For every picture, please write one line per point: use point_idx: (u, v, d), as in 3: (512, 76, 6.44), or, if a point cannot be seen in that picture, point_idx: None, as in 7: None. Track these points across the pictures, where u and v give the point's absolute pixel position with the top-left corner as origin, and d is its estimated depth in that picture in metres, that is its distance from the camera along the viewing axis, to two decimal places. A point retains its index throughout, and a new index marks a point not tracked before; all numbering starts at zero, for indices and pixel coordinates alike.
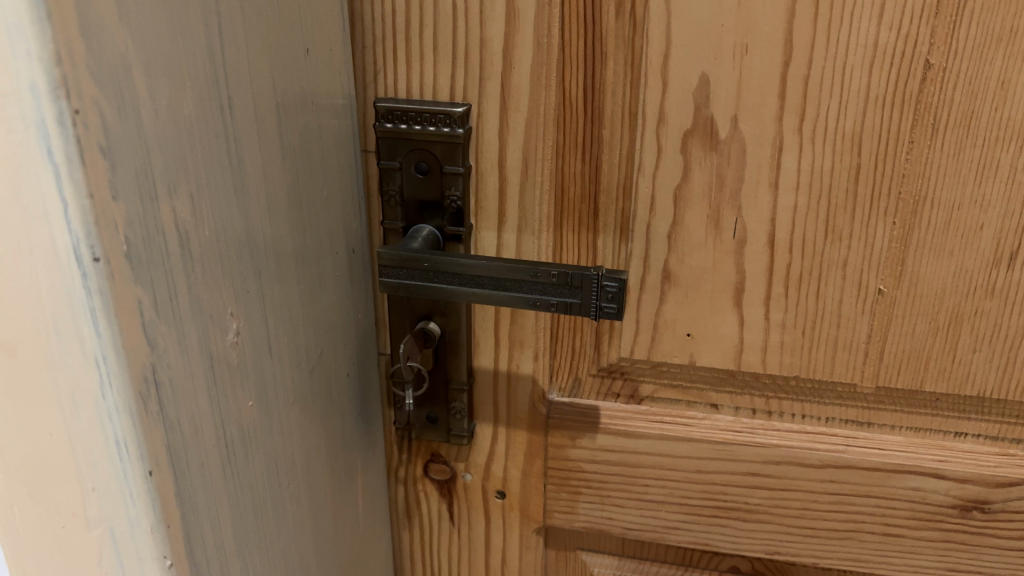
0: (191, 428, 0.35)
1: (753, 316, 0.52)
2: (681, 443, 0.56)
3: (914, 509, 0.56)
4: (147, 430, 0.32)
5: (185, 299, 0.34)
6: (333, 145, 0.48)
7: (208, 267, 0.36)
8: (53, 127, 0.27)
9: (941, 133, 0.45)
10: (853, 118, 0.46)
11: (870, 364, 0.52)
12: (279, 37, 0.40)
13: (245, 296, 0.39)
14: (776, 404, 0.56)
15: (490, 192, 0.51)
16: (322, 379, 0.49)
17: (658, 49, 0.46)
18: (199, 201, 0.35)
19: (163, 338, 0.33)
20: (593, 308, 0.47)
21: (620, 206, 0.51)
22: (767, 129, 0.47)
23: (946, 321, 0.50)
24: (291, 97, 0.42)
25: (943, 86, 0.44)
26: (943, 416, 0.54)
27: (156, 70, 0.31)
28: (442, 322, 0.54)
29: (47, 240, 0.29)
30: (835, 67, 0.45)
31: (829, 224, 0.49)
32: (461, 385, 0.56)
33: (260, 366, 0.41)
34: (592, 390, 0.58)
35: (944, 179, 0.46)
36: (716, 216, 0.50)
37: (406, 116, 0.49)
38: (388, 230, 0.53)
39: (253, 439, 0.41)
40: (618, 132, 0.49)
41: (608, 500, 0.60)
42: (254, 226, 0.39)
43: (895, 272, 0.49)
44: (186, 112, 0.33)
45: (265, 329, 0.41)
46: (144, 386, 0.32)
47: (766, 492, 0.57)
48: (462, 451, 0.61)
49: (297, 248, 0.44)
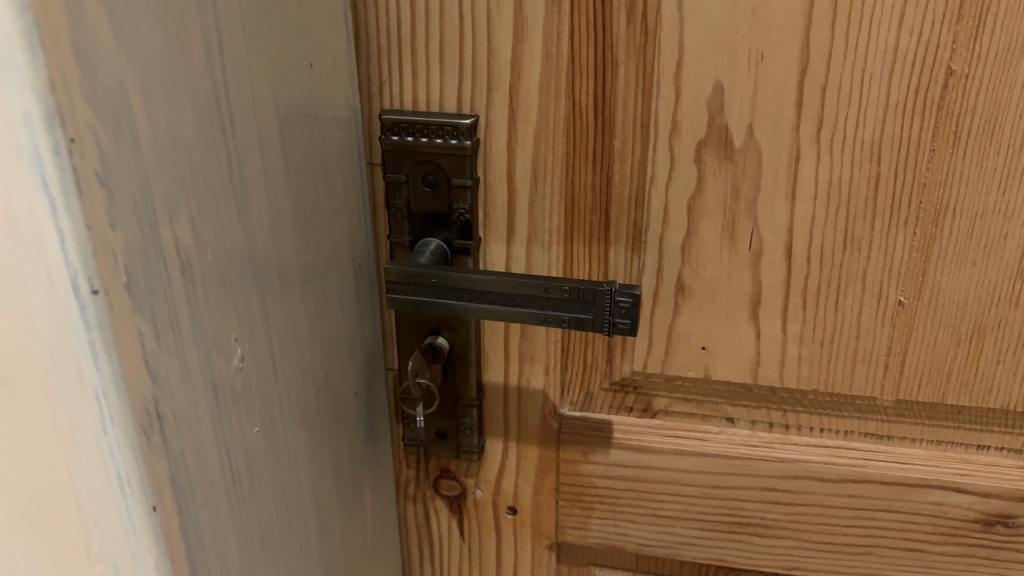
0: (195, 459, 0.34)
1: (770, 328, 0.51)
2: (696, 458, 0.55)
3: (935, 524, 0.54)
4: (150, 465, 0.31)
5: (188, 327, 0.33)
6: (338, 158, 0.47)
7: (211, 291, 0.34)
8: (48, 156, 0.26)
9: (963, 141, 0.44)
10: (872, 126, 0.44)
11: (891, 377, 0.51)
12: (281, 50, 0.39)
13: (250, 319, 0.38)
14: (793, 417, 0.54)
15: (498, 205, 0.50)
16: (328, 398, 0.48)
17: (671, 56, 0.45)
18: (201, 225, 0.33)
19: (165, 369, 0.32)
20: (606, 323, 0.45)
21: (632, 218, 0.50)
22: (784, 137, 0.45)
23: (968, 332, 0.49)
24: (294, 111, 0.41)
25: (966, 93, 0.43)
26: (965, 428, 0.52)
27: (154, 92, 0.30)
28: (451, 336, 0.53)
29: (43, 273, 0.27)
30: (854, 74, 0.43)
31: (848, 234, 0.47)
32: (471, 402, 0.55)
33: (266, 389, 0.40)
34: (605, 404, 0.57)
35: (967, 187, 0.45)
36: (731, 228, 0.48)
37: (412, 128, 0.48)
38: (395, 243, 0.52)
39: (259, 465, 0.40)
40: (630, 141, 0.48)
41: (621, 515, 0.59)
42: (258, 246, 0.38)
43: (916, 283, 0.48)
44: (187, 133, 0.32)
45: (270, 352, 0.40)
46: (146, 419, 0.31)
47: (784, 507, 0.56)
48: (472, 467, 0.60)
49: (302, 267, 0.43)
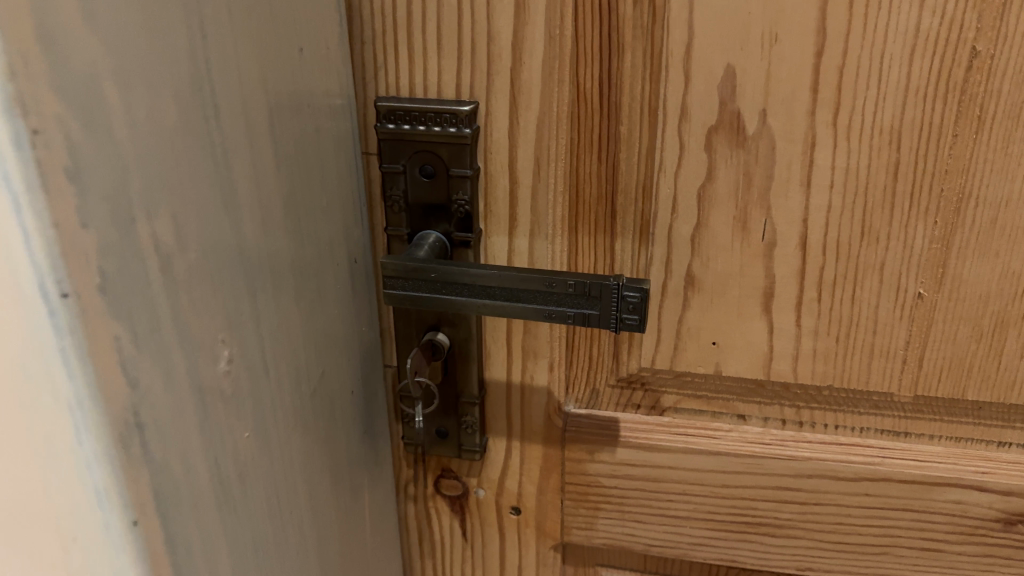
0: (182, 468, 0.32)
1: (783, 322, 0.49)
2: (706, 457, 0.53)
3: (954, 523, 0.53)
4: (131, 477, 0.29)
5: (172, 331, 0.31)
6: (332, 148, 0.45)
7: (196, 291, 0.32)
8: (10, 150, 0.24)
9: (987, 125, 0.42)
10: (892, 111, 0.42)
11: (908, 372, 0.49)
12: (269, 34, 0.37)
13: (239, 319, 0.36)
14: (807, 414, 0.52)
15: (500, 195, 0.48)
16: (323, 398, 0.46)
17: (680, 38, 0.43)
18: (185, 222, 0.31)
19: (147, 374, 0.30)
20: (613, 319, 0.43)
21: (639, 208, 0.48)
22: (799, 123, 0.43)
23: (990, 325, 0.47)
24: (283, 99, 0.39)
25: (991, 75, 0.41)
26: (985, 424, 0.50)
27: (132, 80, 0.28)
28: (452, 332, 0.51)
29: (10, 276, 0.25)
30: (873, 56, 0.41)
31: (865, 224, 0.45)
32: (472, 400, 0.53)
33: (258, 392, 0.38)
34: (611, 401, 0.54)
35: (991, 175, 0.43)
36: (743, 218, 0.46)
37: (409, 116, 0.46)
38: (391, 236, 0.50)
39: (252, 472, 0.38)
40: (637, 129, 0.46)
41: (629, 516, 0.57)
42: (247, 242, 0.36)
43: (936, 274, 0.46)
44: (168, 124, 0.30)
45: (261, 354, 0.38)
46: (126, 428, 0.29)
47: (797, 506, 0.54)
48: (474, 467, 0.58)
49: (295, 262, 0.41)
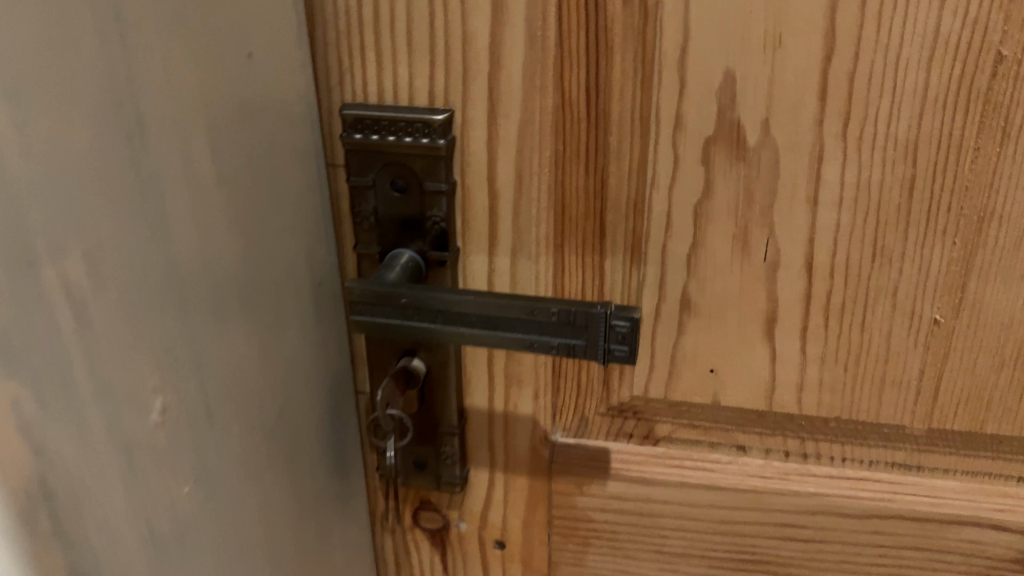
0: (104, 538, 0.28)
1: (787, 349, 0.45)
2: (703, 490, 0.50)
3: (970, 563, 0.49)
4: (37, 556, 0.25)
5: (87, 384, 0.27)
6: (291, 161, 0.41)
7: (118, 335, 0.28)
8: None
9: (1013, 138, 0.38)
10: (907, 122, 0.38)
11: (922, 403, 0.45)
12: (210, 39, 0.33)
13: (174, 361, 0.32)
14: (812, 446, 0.48)
15: (478, 212, 0.44)
16: (283, 435, 0.42)
17: (673, 40, 0.39)
18: (102, 257, 0.27)
19: (56, 437, 0.26)
20: (600, 350, 0.40)
21: (630, 226, 0.44)
22: (805, 133, 0.39)
23: (1012, 354, 0.43)
24: (228, 110, 0.35)
25: (1018, 83, 0.37)
26: (1005, 459, 0.47)
27: (30, 98, 0.24)
28: (428, 359, 0.47)
29: None
30: (887, 60, 0.37)
31: (877, 245, 0.41)
32: (450, 429, 0.49)
33: (200, 440, 0.34)
34: (602, 430, 0.50)
35: (1016, 192, 0.39)
36: (743, 237, 0.42)
37: (377, 125, 0.42)
38: (362, 255, 0.46)
39: (194, 529, 0.34)
40: (627, 139, 0.41)
41: (621, 551, 0.53)
42: (183, 273, 0.32)
43: (954, 300, 0.42)
44: (79, 147, 0.26)
45: (203, 397, 0.34)
46: (28, 500, 0.25)
47: (801, 544, 0.50)
48: (455, 499, 0.54)
49: (245, 290, 0.37)
